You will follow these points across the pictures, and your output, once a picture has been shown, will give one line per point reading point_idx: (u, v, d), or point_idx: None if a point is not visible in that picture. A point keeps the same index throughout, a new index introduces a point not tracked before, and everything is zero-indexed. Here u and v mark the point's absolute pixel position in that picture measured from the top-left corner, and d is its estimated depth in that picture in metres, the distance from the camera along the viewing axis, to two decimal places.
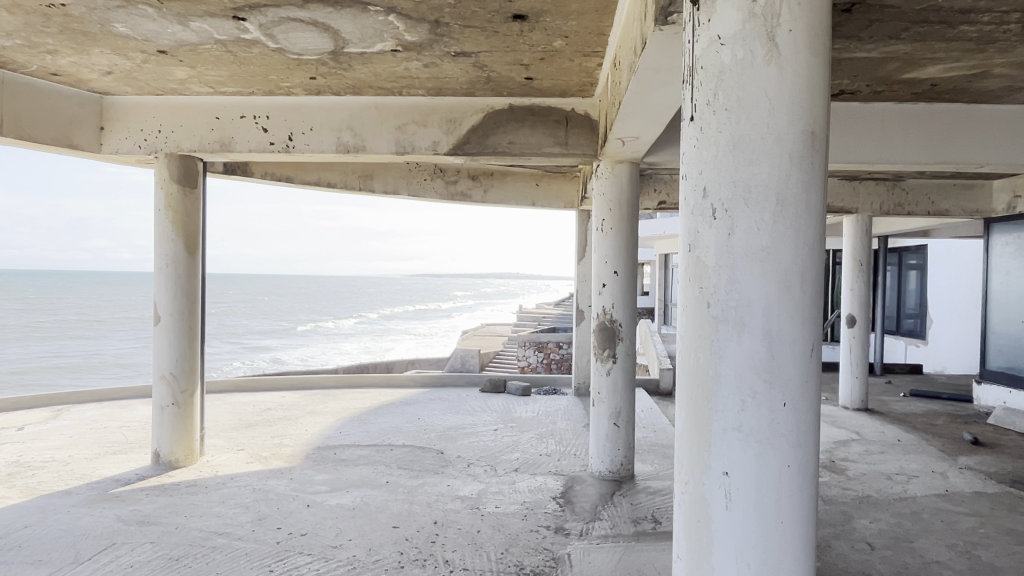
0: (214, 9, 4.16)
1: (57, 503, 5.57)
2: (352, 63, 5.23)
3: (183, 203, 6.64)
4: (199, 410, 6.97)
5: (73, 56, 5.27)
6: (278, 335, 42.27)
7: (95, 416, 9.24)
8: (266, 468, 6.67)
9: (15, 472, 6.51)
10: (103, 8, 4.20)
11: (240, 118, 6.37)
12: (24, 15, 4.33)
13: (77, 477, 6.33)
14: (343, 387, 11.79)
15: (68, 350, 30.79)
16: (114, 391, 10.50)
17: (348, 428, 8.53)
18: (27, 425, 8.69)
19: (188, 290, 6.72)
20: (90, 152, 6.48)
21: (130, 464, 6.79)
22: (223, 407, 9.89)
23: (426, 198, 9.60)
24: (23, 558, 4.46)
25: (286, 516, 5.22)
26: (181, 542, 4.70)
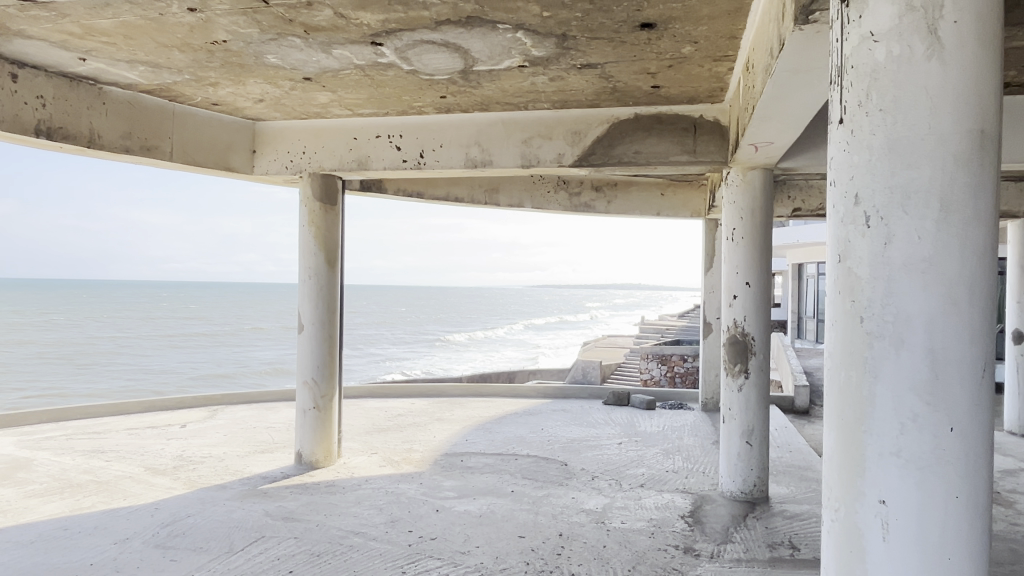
0: (354, 36, 4.42)
1: (214, 496, 6.07)
2: (481, 81, 5.37)
3: (324, 219, 7.08)
4: (338, 414, 7.38)
5: (232, 87, 5.77)
6: (407, 344, 43.96)
7: (245, 416, 10.02)
8: (397, 472, 6.95)
9: (179, 465, 7.18)
10: (258, 42, 4.58)
11: (376, 137, 6.72)
12: (193, 52, 4.81)
13: (231, 473, 6.88)
14: (469, 395, 12.07)
15: (221, 356, 33.61)
16: (261, 394, 11.35)
17: (473, 436, 8.72)
18: (188, 423, 9.56)
19: (328, 300, 7.14)
20: (245, 173, 7.06)
21: (277, 463, 7.30)
22: (357, 411, 10.42)
23: (549, 210, 9.69)
24: (186, 544, 4.89)
25: (417, 520, 5.40)
26: (322, 539, 4.98)
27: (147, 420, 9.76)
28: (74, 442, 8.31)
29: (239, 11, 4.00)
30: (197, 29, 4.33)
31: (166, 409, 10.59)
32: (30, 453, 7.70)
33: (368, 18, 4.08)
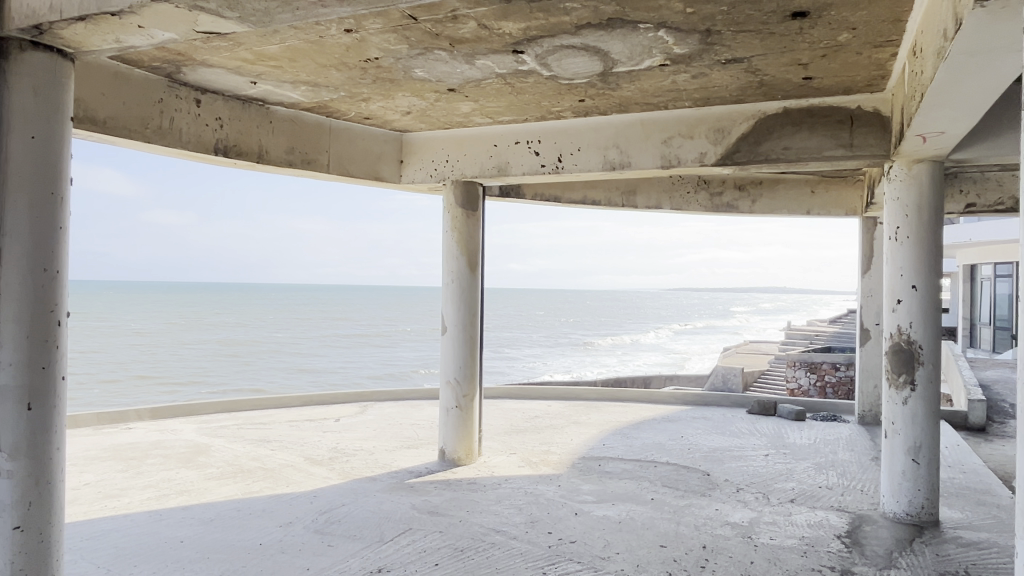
0: (497, 46, 4.53)
1: (365, 487, 6.45)
2: (620, 82, 5.32)
3: (466, 224, 7.33)
4: (478, 414, 7.58)
5: (382, 101, 6.11)
6: (542, 347, 44.39)
7: (392, 413, 10.56)
8: (536, 473, 7.03)
9: (334, 457, 7.69)
10: (407, 57, 4.81)
11: (515, 144, 6.85)
12: (349, 70, 5.14)
13: (380, 466, 7.27)
14: (605, 399, 11.98)
15: (368, 355, 35.64)
16: (406, 392, 11.91)
17: (611, 441, 8.64)
18: (341, 417, 10.22)
19: (470, 303, 7.37)
20: (393, 182, 7.44)
21: (422, 459, 7.62)
22: (496, 412, 10.66)
23: (689, 212, 9.42)
24: (342, 531, 5.21)
25: (556, 522, 5.43)
26: (465, 535, 5.13)
27: (306, 413, 10.55)
28: (244, 431, 9.15)
29: (391, 29, 4.22)
30: (352, 48, 4.62)
31: (322, 404, 11.38)
32: (209, 439, 8.56)
33: (510, 27, 4.17)
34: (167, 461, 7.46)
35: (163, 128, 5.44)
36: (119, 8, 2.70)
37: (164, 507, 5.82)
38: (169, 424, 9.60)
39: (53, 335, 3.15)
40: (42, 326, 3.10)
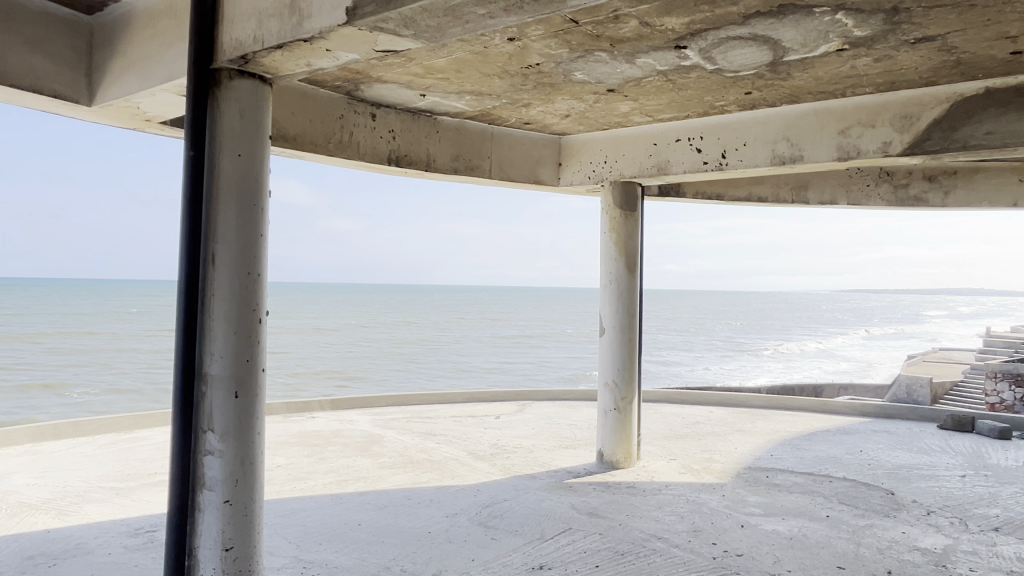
0: (659, 43, 4.45)
1: (525, 484, 6.59)
2: (792, 71, 5.02)
3: (624, 224, 7.29)
4: (637, 418, 7.48)
5: (542, 106, 6.22)
6: (702, 351, 42.89)
7: (550, 413, 10.69)
8: (698, 481, 6.81)
9: (496, 453, 7.93)
10: (567, 60, 4.85)
11: (675, 141, 6.68)
12: (511, 77, 5.28)
13: (540, 464, 7.40)
14: (772, 407, 11.35)
15: (526, 355, 36.36)
16: (564, 393, 12.02)
17: (779, 451, 8.17)
18: (502, 415, 10.52)
19: (628, 304, 7.29)
20: (551, 185, 7.54)
21: (581, 459, 7.66)
22: (655, 416, 10.46)
23: (870, 207, 8.67)
24: (504, 526, 5.37)
25: (721, 533, 5.23)
26: (625, 539, 5.08)
27: (469, 410, 10.99)
28: (413, 424, 9.71)
29: (552, 35, 4.27)
30: (515, 56, 4.74)
31: (483, 401, 11.78)
32: (382, 430, 9.18)
33: (673, 23, 4.08)
34: (346, 449, 8.09)
35: (343, 142, 5.90)
36: (309, 35, 2.96)
37: (344, 491, 6.32)
38: (347, 414, 10.41)
39: (256, 331, 3.52)
40: (247, 324, 3.48)
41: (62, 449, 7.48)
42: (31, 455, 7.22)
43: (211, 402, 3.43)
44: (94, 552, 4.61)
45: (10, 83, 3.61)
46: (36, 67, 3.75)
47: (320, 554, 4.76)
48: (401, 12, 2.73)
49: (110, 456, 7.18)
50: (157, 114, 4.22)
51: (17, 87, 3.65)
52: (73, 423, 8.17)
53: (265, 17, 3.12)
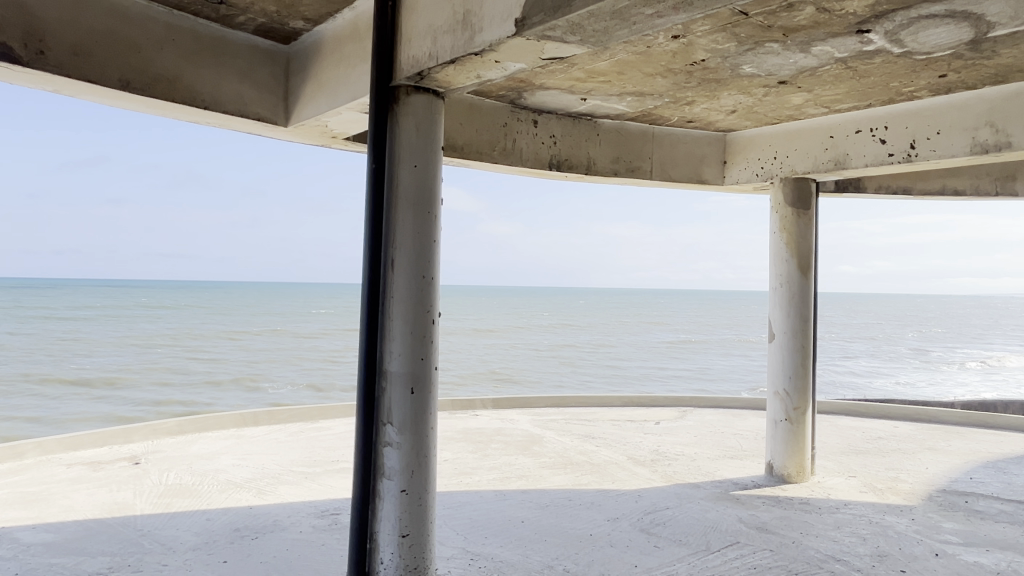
0: (838, 29, 4.15)
1: (689, 493, 6.41)
2: (998, 48, 4.47)
3: (796, 224, 6.88)
4: (811, 429, 7.01)
5: (707, 103, 6.02)
6: (884, 359, 39.25)
7: (713, 421, 10.31)
8: (883, 501, 6.25)
9: (657, 459, 7.78)
10: (735, 54, 4.66)
11: (855, 133, 6.18)
12: (675, 76, 5.17)
13: (703, 473, 7.16)
14: (971, 424, 10.15)
15: (685, 360, 35.31)
16: (728, 400, 11.54)
17: (981, 474, 7.28)
18: (662, 420, 10.30)
19: (801, 309, 6.86)
20: (716, 184, 7.27)
21: (748, 471, 7.31)
22: (830, 429, 9.74)
23: None
24: (668, 534, 5.25)
25: (911, 560, 4.76)
26: (799, 558, 4.78)
27: (628, 414, 10.88)
28: (572, 426, 9.79)
29: (719, 28, 4.13)
30: (679, 54, 4.63)
31: (642, 406, 11.61)
32: (542, 430, 9.33)
33: (855, 5, 3.78)
34: (507, 447, 8.32)
35: (507, 149, 6.09)
36: (481, 48, 3.08)
37: (507, 488, 6.50)
38: (508, 413, 10.70)
39: (430, 331, 3.73)
40: (422, 325, 3.69)
41: (260, 435, 8.36)
42: (236, 439, 8.14)
43: (390, 397, 3.66)
44: (288, 529, 5.11)
45: (223, 110, 4.10)
46: (244, 95, 4.23)
47: (486, 547, 4.94)
48: (569, 19, 2.77)
49: (299, 443, 7.92)
50: (342, 131, 4.60)
51: (229, 113, 4.13)
52: (269, 412, 9.11)
53: (440, 34, 3.29)
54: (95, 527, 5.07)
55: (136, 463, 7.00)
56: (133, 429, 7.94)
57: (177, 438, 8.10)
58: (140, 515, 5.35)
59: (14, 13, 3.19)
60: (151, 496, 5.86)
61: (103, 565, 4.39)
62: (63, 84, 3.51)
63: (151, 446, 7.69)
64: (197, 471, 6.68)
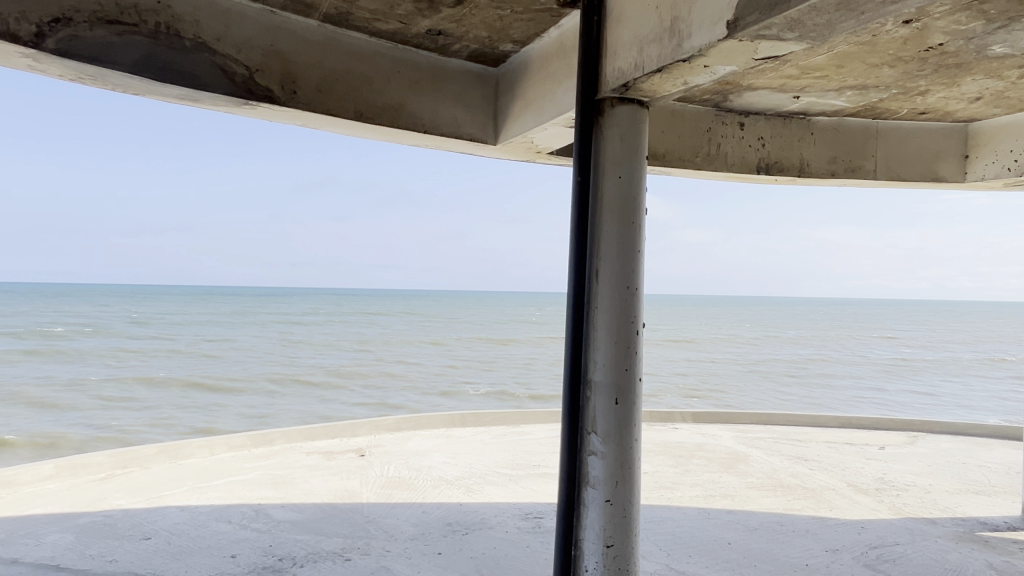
0: None
1: (923, 529, 5.71)
2: None
3: None
4: None
5: (944, 91, 5.36)
6: None
7: (952, 450, 9.08)
8: None
9: (883, 488, 7.03)
10: (982, 35, 4.11)
11: None
12: (904, 65, 4.68)
13: (941, 509, 6.34)
14: None
15: (912, 379, 31.47)
16: (970, 427, 10.10)
17: None
18: (887, 446, 9.28)
19: None
20: (956, 182, 6.43)
21: (998, 511, 6.35)
22: None
23: None
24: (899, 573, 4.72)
25: None
26: None
27: (847, 436, 9.94)
28: (781, 446, 9.16)
29: (962, 7, 3.67)
30: (911, 40, 4.18)
31: (863, 428, 10.55)
32: (747, 449, 8.85)
33: None
34: (709, 464, 8.00)
35: (711, 154, 5.90)
36: (690, 55, 3.02)
37: (710, 506, 6.25)
38: (710, 428, 10.29)
39: (633, 341, 3.69)
40: (626, 334, 3.67)
41: (467, 436, 8.85)
42: (445, 438, 8.70)
43: (594, 407, 3.68)
44: (495, 528, 5.35)
45: (440, 132, 4.40)
46: (458, 117, 4.50)
47: (691, 567, 4.79)
48: (786, 16, 2.63)
49: (503, 446, 8.27)
50: (547, 147, 4.73)
51: (445, 135, 4.42)
52: (475, 414, 9.62)
53: (646, 44, 3.28)
54: (330, 510, 5.69)
55: (361, 455, 7.75)
56: (359, 424, 8.81)
57: (395, 435, 8.84)
58: (366, 503, 5.91)
59: (274, 59, 3.67)
60: (375, 486, 6.45)
61: (337, 545, 4.91)
62: (310, 119, 3.99)
63: (374, 441, 8.47)
64: (412, 466, 7.23)
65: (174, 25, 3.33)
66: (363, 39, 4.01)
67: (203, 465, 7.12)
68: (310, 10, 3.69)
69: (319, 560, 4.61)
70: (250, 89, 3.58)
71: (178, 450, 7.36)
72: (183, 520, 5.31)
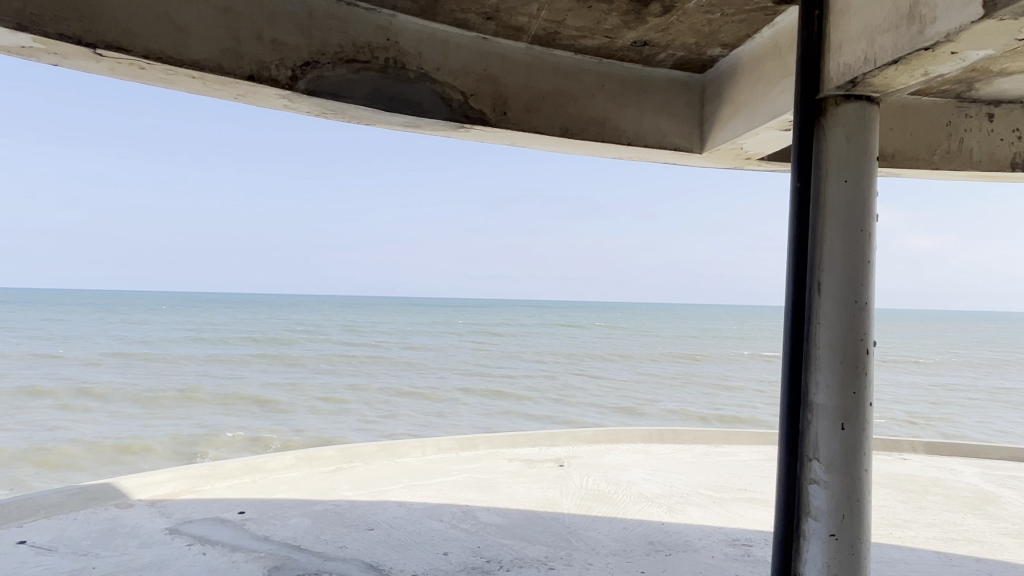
0: None
1: None
2: None
3: None
4: None
5: None
6: None
7: None
8: None
9: None
10: None
11: None
12: None
13: None
14: None
15: None
16: None
17: None
18: None
19: None
20: None
21: None
22: None
23: None
24: None
25: None
26: None
27: None
28: None
29: None
30: None
31: None
32: (996, 488, 7.66)
33: None
34: (949, 502, 7.02)
35: (952, 151, 5.24)
36: (933, 41, 2.68)
37: (952, 552, 5.48)
38: (947, 462, 9.05)
39: (863, 362, 3.32)
40: (854, 354, 3.30)
41: (666, 453, 8.62)
42: (644, 453, 8.54)
43: (817, 432, 3.33)
44: (700, 552, 5.13)
45: (644, 144, 4.28)
46: (662, 127, 4.34)
47: None
48: None
49: (704, 465, 7.94)
50: (758, 153, 4.38)
51: (649, 146, 4.30)
52: (673, 431, 9.34)
53: (879, 34, 2.97)
54: (533, 517, 5.83)
55: (560, 465, 7.85)
56: (557, 434, 8.94)
57: (593, 447, 8.85)
58: (567, 513, 5.97)
59: (487, 83, 3.84)
60: (575, 497, 6.50)
61: (541, 553, 5.00)
62: (518, 139, 4.10)
63: (572, 451, 8.55)
64: (612, 480, 7.18)
65: (400, 59, 3.57)
66: (568, 56, 4.06)
67: (416, 465, 7.64)
68: (519, 33, 3.82)
69: (525, 566, 4.72)
70: (465, 113, 3.76)
71: (395, 449, 7.97)
72: (401, 515, 5.73)
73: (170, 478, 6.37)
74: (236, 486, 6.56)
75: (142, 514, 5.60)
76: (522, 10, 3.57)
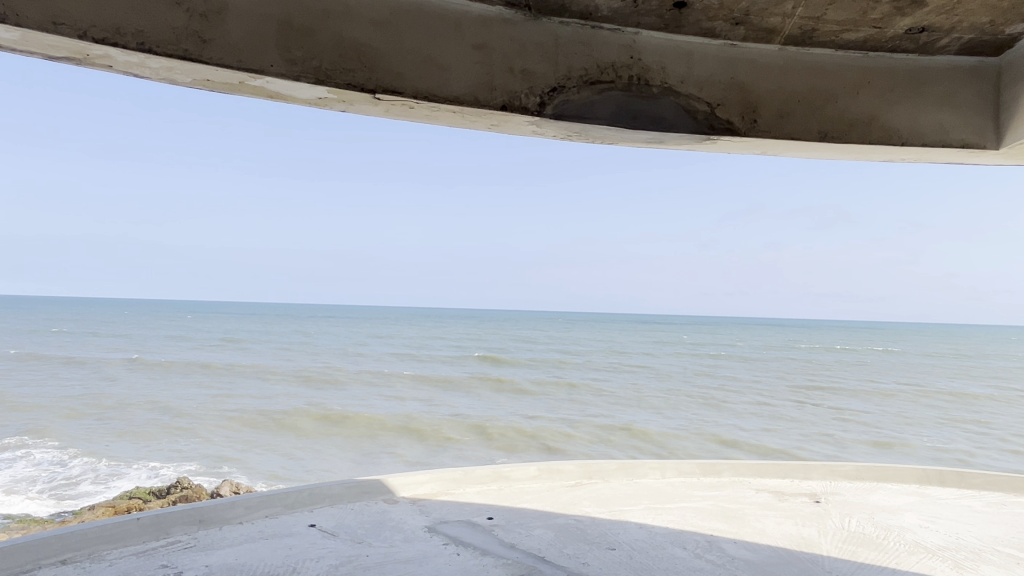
0: None
1: None
2: None
3: None
4: None
5: None
6: None
7: None
8: None
9: None
10: None
11: None
12: None
13: None
14: None
15: None
16: None
17: None
18: None
19: None
20: None
21: None
22: None
23: None
24: None
25: None
26: None
27: None
28: None
29: None
30: None
31: None
32: None
33: None
34: None
35: None
36: None
37: None
38: None
39: None
40: None
41: (949, 499, 7.42)
42: (919, 497, 7.44)
43: None
44: None
45: (923, 143, 3.69)
46: (945, 123, 3.72)
47: None
48: None
49: (1002, 518, 6.68)
50: None
51: (927, 144, 3.69)
52: (958, 473, 8.02)
53: None
54: (788, 557, 5.36)
55: (817, 501, 7.13)
56: (811, 467, 8.18)
57: (855, 484, 7.92)
58: (827, 556, 5.40)
59: (735, 92, 3.62)
60: (836, 539, 5.85)
61: None
62: (772, 147, 3.79)
63: (830, 487, 7.74)
64: (880, 524, 6.35)
65: (644, 76, 3.52)
66: (828, 55, 3.70)
67: (657, 487, 7.45)
68: (771, 35, 3.59)
69: None
70: (712, 124, 3.57)
71: (634, 468, 7.86)
72: (642, 538, 5.62)
73: (429, 479, 6.93)
74: (484, 492, 6.93)
75: (405, 510, 6.16)
76: (776, 10, 3.35)
